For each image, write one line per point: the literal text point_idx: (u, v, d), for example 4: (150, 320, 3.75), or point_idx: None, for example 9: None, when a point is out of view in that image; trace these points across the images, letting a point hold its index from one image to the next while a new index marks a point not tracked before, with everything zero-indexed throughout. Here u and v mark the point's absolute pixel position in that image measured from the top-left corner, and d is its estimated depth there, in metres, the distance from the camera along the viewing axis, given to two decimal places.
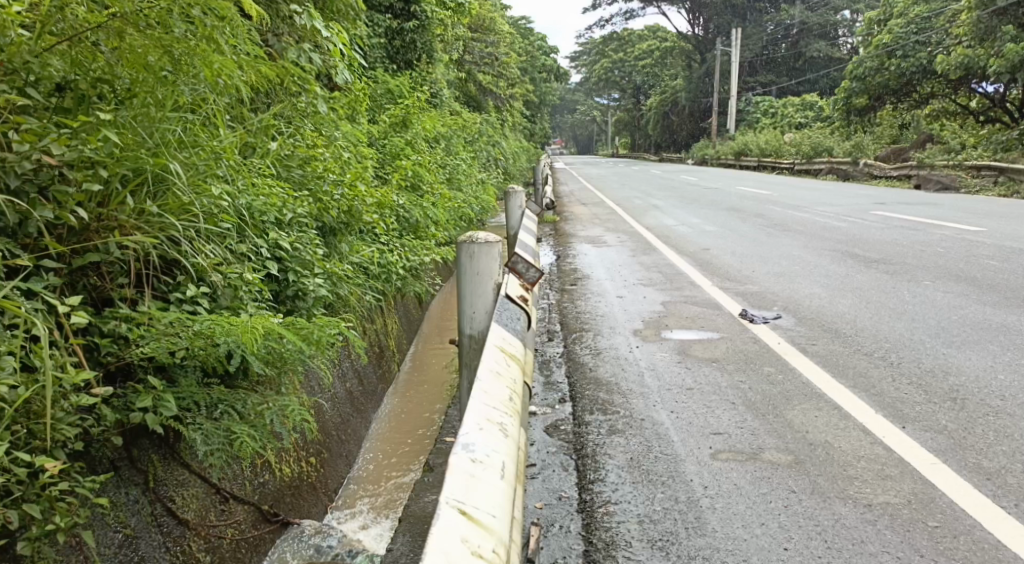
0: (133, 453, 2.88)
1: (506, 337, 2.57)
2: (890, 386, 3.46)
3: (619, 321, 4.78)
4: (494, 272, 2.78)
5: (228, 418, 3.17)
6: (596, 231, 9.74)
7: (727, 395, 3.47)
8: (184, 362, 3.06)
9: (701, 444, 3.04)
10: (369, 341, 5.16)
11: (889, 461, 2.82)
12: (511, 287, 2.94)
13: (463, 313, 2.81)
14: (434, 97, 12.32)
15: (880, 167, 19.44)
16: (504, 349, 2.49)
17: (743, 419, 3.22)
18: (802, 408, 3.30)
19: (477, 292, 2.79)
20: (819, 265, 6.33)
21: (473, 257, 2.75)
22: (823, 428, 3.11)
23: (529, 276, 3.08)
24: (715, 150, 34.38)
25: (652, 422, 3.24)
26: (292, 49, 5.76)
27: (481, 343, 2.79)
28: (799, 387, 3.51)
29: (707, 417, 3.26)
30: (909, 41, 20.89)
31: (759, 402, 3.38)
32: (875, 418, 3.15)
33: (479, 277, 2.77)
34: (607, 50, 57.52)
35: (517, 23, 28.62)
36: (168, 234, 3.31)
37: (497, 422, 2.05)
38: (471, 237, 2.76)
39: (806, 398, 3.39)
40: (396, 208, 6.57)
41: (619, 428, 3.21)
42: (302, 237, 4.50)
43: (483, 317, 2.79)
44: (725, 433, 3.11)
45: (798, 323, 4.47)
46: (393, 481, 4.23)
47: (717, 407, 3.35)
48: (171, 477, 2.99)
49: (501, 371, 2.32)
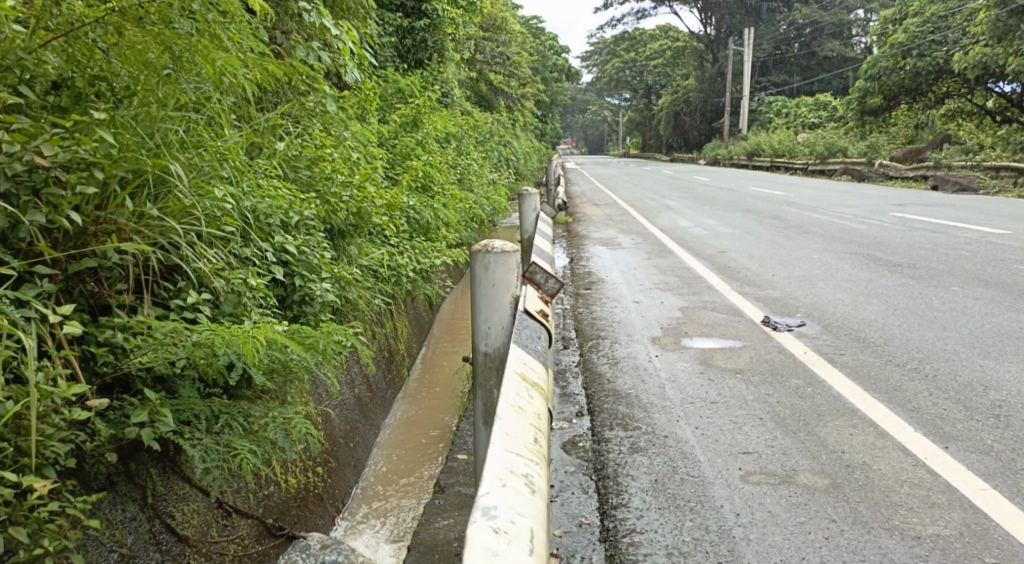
0: (130, 466, 2.76)
1: (527, 359, 2.36)
2: (927, 401, 3.29)
3: (637, 328, 4.62)
4: (512, 283, 2.57)
5: (229, 433, 3.00)
6: (610, 233, 9.57)
7: (754, 409, 3.31)
8: (183, 372, 2.94)
9: (731, 465, 2.88)
10: (378, 346, 5.03)
11: (934, 487, 2.65)
12: (530, 301, 2.77)
13: (477, 327, 2.60)
14: (445, 96, 12.20)
15: (895, 167, 19.15)
16: (525, 375, 2.27)
17: (773, 437, 3.06)
18: (835, 425, 3.13)
19: (493, 306, 2.57)
20: (842, 269, 6.15)
21: (488, 267, 2.52)
22: (860, 448, 2.94)
23: (548, 287, 2.93)
24: (728, 150, 34.11)
25: (676, 440, 3.08)
26: (301, 47, 5.66)
27: (496, 361, 2.58)
28: (830, 402, 3.34)
29: (735, 435, 3.10)
30: (925, 40, 20.60)
31: (788, 418, 3.21)
32: (914, 437, 2.98)
33: (495, 289, 2.55)
34: (618, 50, 57.27)
35: (528, 23, 28.48)
36: (168, 238, 3.22)
37: (522, 474, 1.82)
38: (486, 246, 2.54)
39: (839, 415, 3.22)
40: (407, 210, 6.44)
41: (641, 446, 3.06)
42: (310, 240, 4.36)
43: (498, 333, 2.58)
44: (755, 453, 2.95)
45: (823, 332, 4.30)
46: (401, 490, 4.08)
47: (744, 423, 3.18)
48: (171, 492, 2.87)
49: (523, 405, 2.10)
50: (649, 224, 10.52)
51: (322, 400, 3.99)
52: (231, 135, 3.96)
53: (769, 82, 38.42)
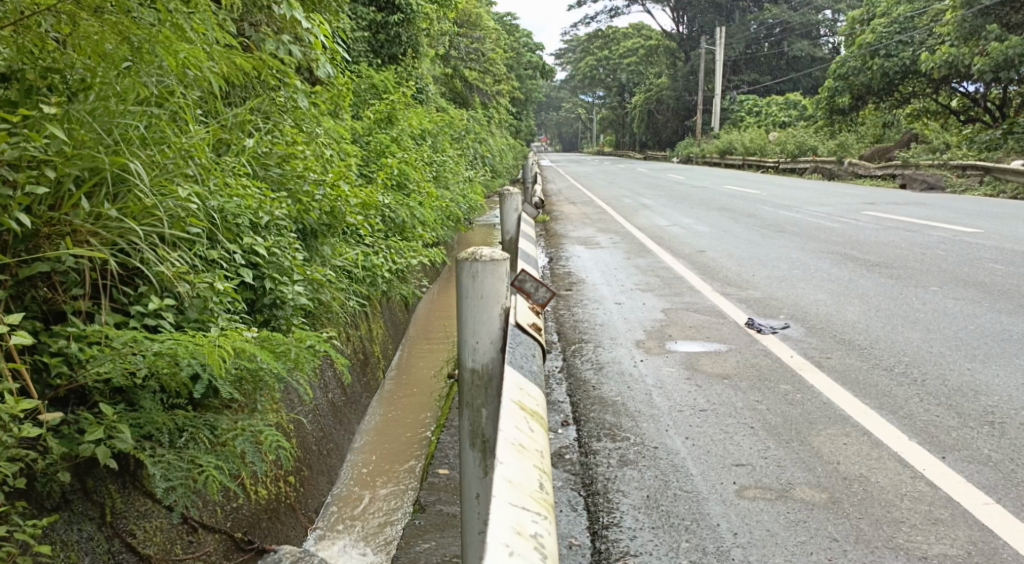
0: (86, 483, 2.61)
1: (523, 385, 2.22)
2: (918, 407, 3.22)
3: (620, 331, 4.50)
4: (502, 293, 2.38)
5: (193, 448, 2.84)
6: (587, 232, 9.47)
7: (745, 418, 3.22)
8: (144, 383, 2.78)
9: (725, 479, 2.78)
10: (352, 348, 4.87)
11: (937, 501, 2.57)
12: (522, 312, 2.63)
13: (464, 341, 2.42)
14: (420, 93, 12.04)
15: (864, 165, 19.29)
16: (522, 405, 2.12)
17: (766, 448, 2.96)
18: (829, 434, 3.04)
19: (481, 319, 2.38)
20: (821, 269, 6.10)
21: (476, 277, 2.33)
22: (855, 459, 2.85)
23: (538, 296, 2.77)
24: (700, 149, 34.24)
25: (667, 451, 2.98)
26: (270, 41, 5.51)
27: (485, 378, 2.40)
28: (822, 410, 3.25)
29: (727, 445, 3.00)
30: (892, 40, 20.79)
31: (780, 427, 3.12)
32: (910, 447, 2.91)
33: (485, 300, 2.36)
34: (590, 49, 57.29)
35: (502, 20, 28.32)
36: (128, 240, 3.08)
37: (530, 534, 1.63)
38: (475, 253, 2.34)
39: (832, 423, 3.13)
40: (382, 208, 6.28)
41: (631, 459, 2.94)
42: (280, 241, 4.19)
43: (487, 348, 2.40)
44: (749, 465, 2.86)
45: (808, 334, 4.22)
46: (378, 499, 3.91)
47: (736, 432, 3.09)
48: (132, 508, 2.71)
49: (524, 444, 1.93)
50: (626, 222, 10.42)
51: (294, 408, 3.83)
52: (197, 130, 3.79)
53: (740, 81, 38.60)
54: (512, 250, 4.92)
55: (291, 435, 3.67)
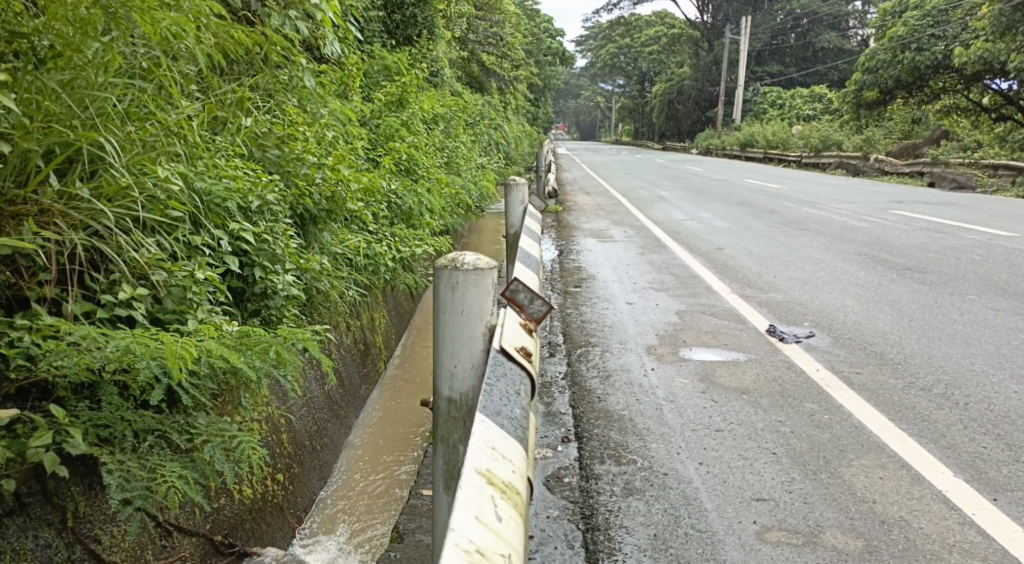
0: (47, 484, 2.33)
1: (496, 443, 1.90)
2: (963, 436, 2.94)
3: (630, 335, 4.23)
4: (486, 309, 2.18)
5: (158, 454, 2.55)
6: (601, 224, 9.17)
7: (767, 441, 2.95)
8: (106, 381, 2.52)
9: (744, 516, 2.51)
10: (352, 338, 4.65)
11: (990, 555, 2.30)
12: (515, 332, 2.37)
13: (440, 365, 2.22)
14: (435, 76, 11.72)
15: (890, 162, 18.76)
16: (491, 478, 1.79)
17: (790, 480, 2.70)
18: (861, 465, 2.77)
19: (461, 341, 2.18)
20: (848, 272, 5.79)
21: (455, 289, 2.14)
22: (893, 498, 2.58)
23: (533, 309, 2.51)
24: (720, 141, 33.67)
25: (677, 479, 2.72)
26: (276, 15, 5.23)
27: (462, 410, 2.23)
28: (853, 435, 2.98)
29: (747, 475, 2.74)
30: (925, 34, 20.17)
31: (806, 454, 2.86)
32: (955, 486, 2.63)
33: (465, 316, 2.17)
34: (612, 36, 56.55)
35: (523, 4, 27.94)
36: (99, 223, 2.84)
37: None
38: (456, 262, 2.15)
39: (864, 451, 2.86)
40: (387, 194, 6.03)
41: (636, 487, 2.69)
42: (273, 228, 3.88)
43: (466, 373, 2.21)
44: (771, 500, 2.59)
45: (835, 345, 3.94)
46: (370, 500, 3.65)
47: (756, 459, 2.82)
48: (99, 512, 2.43)
49: (484, 546, 1.59)
50: (641, 215, 10.10)
51: (286, 401, 3.60)
52: (185, 106, 3.53)
53: (763, 73, 37.96)
54: (512, 246, 4.61)
55: (280, 430, 3.43)
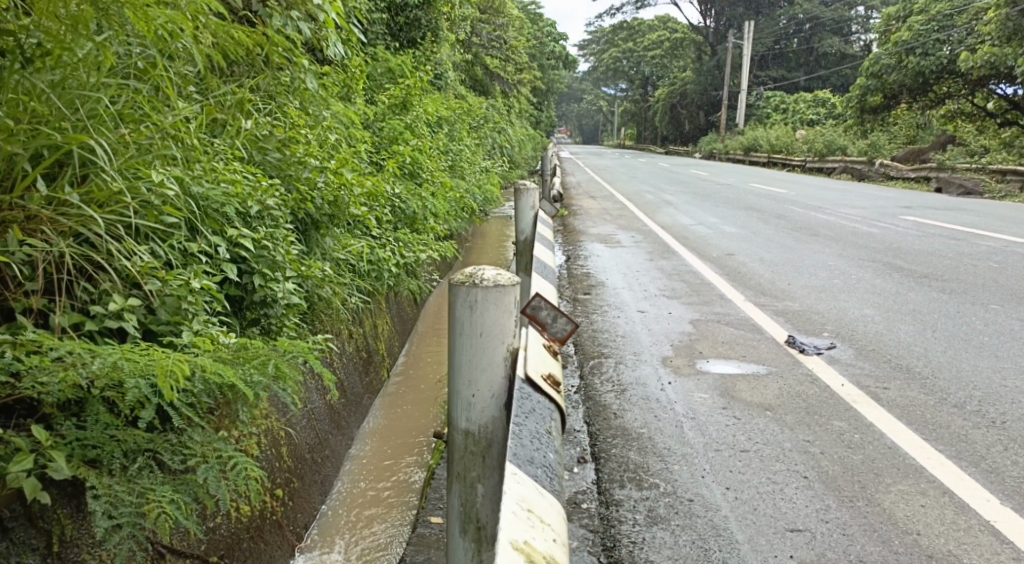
0: (32, 507, 2.16)
1: (531, 507, 1.86)
2: (1004, 459, 2.82)
3: (644, 345, 4.09)
4: (507, 330, 2.10)
5: (148, 477, 2.40)
6: (608, 229, 9.03)
7: (796, 465, 2.83)
8: (93, 398, 2.37)
9: (781, 549, 2.39)
10: (354, 345, 4.50)
11: None
12: (538, 360, 2.35)
13: (457, 395, 2.15)
14: (438, 78, 11.57)
15: (896, 166, 18.59)
16: (529, 550, 1.74)
17: (826, 509, 2.58)
18: (900, 492, 2.65)
19: (479, 366, 2.11)
20: (863, 279, 5.65)
21: (474, 307, 2.06)
22: (939, 530, 2.46)
23: (556, 329, 2.48)
24: (723, 145, 33.49)
25: (704, 506, 2.61)
26: (277, 16, 5.10)
27: (481, 443, 2.16)
28: (887, 457, 2.86)
29: (779, 502, 2.62)
30: (930, 38, 20.01)
31: (840, 480, 2.74)
32: (1003, 516, 2.51)
33: (484, 338, 2.09)
34: (615, 40, 56.45)
35: (526, 8, 27.86)
36: (88, 230, 2.72)
37: None
38: (474, 278, 2.07)
39: (901, 476, 2.74)
40: (391, 198, 5.88)
41: (660, 516, 2.56)
42: (273, 234, 3.73)
43: (485, 402, 2.14)
44: (807, 531, 2.46)
45: (859, 357, 3.81)
46: (373, 516, 3.52)
47: (787, 485, 2.71)
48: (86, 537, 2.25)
49: None
50: (648, 220, 9.95)
51: (287, 414, 3.45)
52: (181, 107, 3.40)
53: (767, 78, 37.81)
54: (524, 254, 4.43)
55: (280, 443, 3.29)
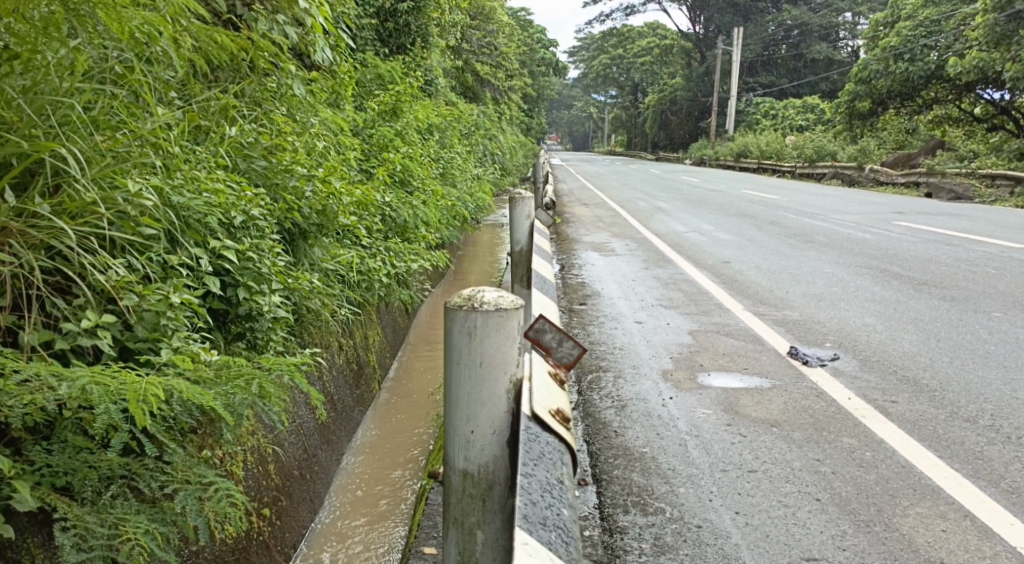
0: None
1: None
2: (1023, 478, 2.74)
3: (643, 358, 3.99)
4: (509, 358, 2.01)
5: (123, 506, 2.27)
6: (602, 237, 8.92)
7: (808, 486, 2.74)
8: (62, 420, 2.25)
9: None
10: (345, 357, 4.37)
11: None
12: (546, 396, 2.27)
13: (455, 431, 2.05)
14: (429, 85, 11.47)
15: (886, 172, 18.56)
16: None
17: (842, 534, 2.47)
18: (919, 515, 2.56)
19: (479, 400, 2.01)
20: (862, 287, 5.57)
21: (473, 334, 1.97)
22: (963, 557, 2.36)
23: (561, 354, 2.41)
24: (714, 151, 33.46)
25: (714, 534, 2.50)
26: (263, 20, 4.99)
27: (480, 486, 2.07)
28: (901, 477, 2.78)
29: (793, 527, 2.52)
30: (917, 44, 20.07)
31: (853, 501, 2.65)
32: None
33: (485, 367, 1.99)
34: (604, 47, 56.49)
35: (517, 15, 27.87)
36: (60, 242, 2.61)
37: None
38: (474, 301, 1.98)
39: (919, 497, 2.66)
40: (382, 207, 5.76)
41: (667, 544, 2.45)
42: (259, 244, 3.60)
43: (486, 440, 2.04)
44: (824, 560, 2.36)
45: (863, 368, 3.73)
46: (364, 535, 3.38)
47: (800, 508, 2.61)
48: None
49: None
50: (641, 227, 9.86)
51: (275, 430, 3.31)
52: (160, 113, 3.29)
53: (756, 84, 37.84)
54: (519, 265, 4.33)
55: (266, 460, 3.15)
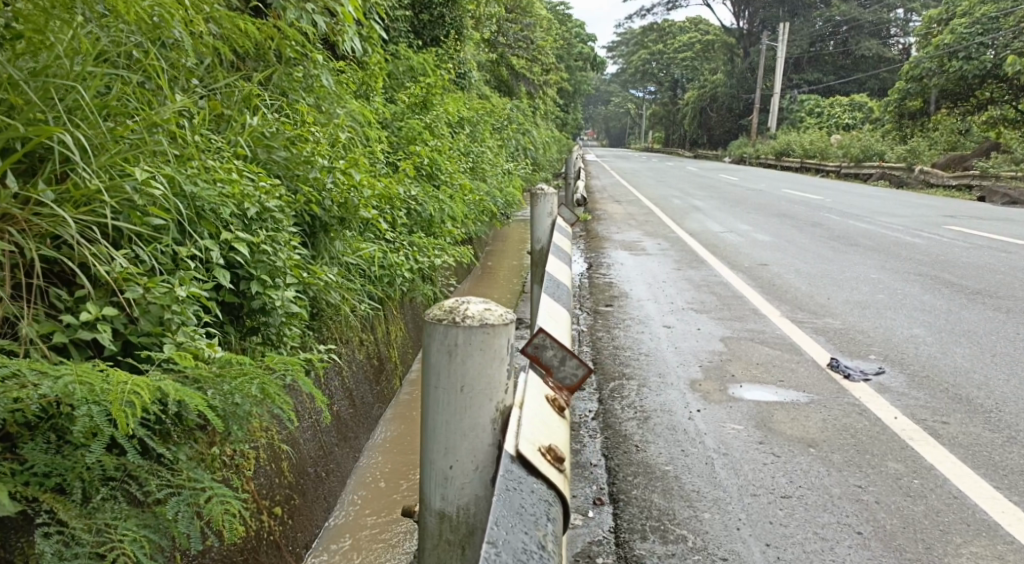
0: None
1: None
2: None
3: (670, 366, 3.79)
4: (495, 382, 1.95)
5: (115, 509, 2.15)
6: (634, 236, 8.69)
7: (849, 517, 2.53)
8: (53, 419, 2.14)
9: None
10: (365, 353, 4.25)
11: None
12: (542, 432, 2.06)
13: (434, 467, 2.00)
14: (462, 77, 11.30)
15: (936, 174, 17.96)
16: None
17: None
18: (972, 555, 2.35)
19: (459, 431, 1.96)
20: (910, 294, 5.29)
21: (453, 354, 1.91)
22: None
23: (561, 373, 2.33)
24: (755, 149, 32.80)
25: None
26: (291, 7, 4.84)
27: (460, 530, 2.00)
28: (953, 510, 2.56)
29: None
30: (973, 42, 19.44)
31: (899, 536, 2.44)
32: None
33: (465, 392, 1.93)
34: (644, 43, 55.82)
35: (556, 9, 27.61)
36: (62, 231, 2.50)
37: None
38: (456, 314, 1.91)
39: (973, 534, 2.44)
40: (407, 201, 5.60)
41: None
42: (277, 237, 3.44)
43: (467, 477, 1.98)
44: None
45: (909, 384, 3.49)
46: (380, 534, 3.25)
47: (839, 542, 2.41)
48: None
49: None
50: (675, 226, 9.60)
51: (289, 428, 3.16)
52: (174, 99, 3.17)
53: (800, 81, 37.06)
54: (539, 265, 4.17)
55: (280, 458, 3.02)
